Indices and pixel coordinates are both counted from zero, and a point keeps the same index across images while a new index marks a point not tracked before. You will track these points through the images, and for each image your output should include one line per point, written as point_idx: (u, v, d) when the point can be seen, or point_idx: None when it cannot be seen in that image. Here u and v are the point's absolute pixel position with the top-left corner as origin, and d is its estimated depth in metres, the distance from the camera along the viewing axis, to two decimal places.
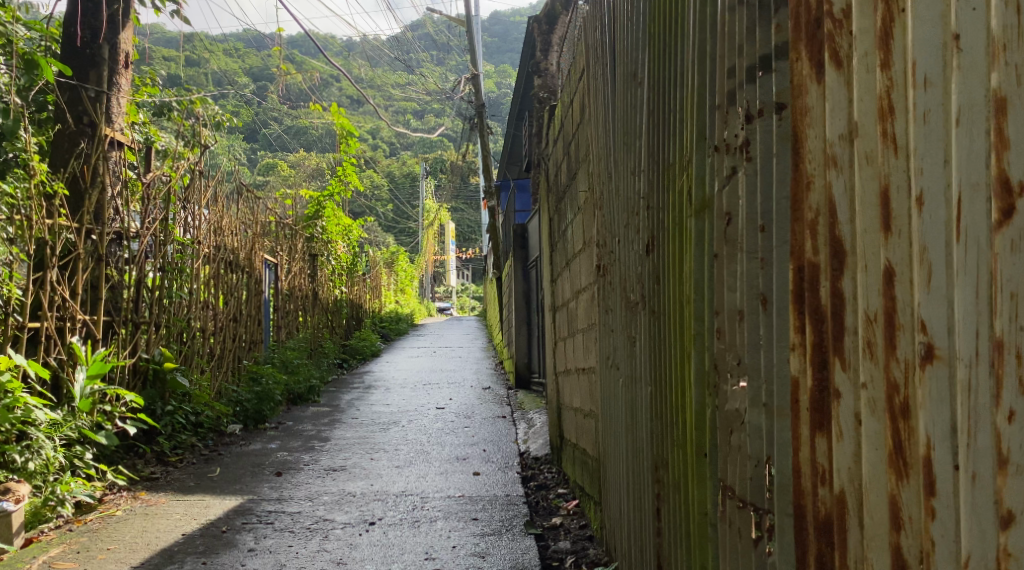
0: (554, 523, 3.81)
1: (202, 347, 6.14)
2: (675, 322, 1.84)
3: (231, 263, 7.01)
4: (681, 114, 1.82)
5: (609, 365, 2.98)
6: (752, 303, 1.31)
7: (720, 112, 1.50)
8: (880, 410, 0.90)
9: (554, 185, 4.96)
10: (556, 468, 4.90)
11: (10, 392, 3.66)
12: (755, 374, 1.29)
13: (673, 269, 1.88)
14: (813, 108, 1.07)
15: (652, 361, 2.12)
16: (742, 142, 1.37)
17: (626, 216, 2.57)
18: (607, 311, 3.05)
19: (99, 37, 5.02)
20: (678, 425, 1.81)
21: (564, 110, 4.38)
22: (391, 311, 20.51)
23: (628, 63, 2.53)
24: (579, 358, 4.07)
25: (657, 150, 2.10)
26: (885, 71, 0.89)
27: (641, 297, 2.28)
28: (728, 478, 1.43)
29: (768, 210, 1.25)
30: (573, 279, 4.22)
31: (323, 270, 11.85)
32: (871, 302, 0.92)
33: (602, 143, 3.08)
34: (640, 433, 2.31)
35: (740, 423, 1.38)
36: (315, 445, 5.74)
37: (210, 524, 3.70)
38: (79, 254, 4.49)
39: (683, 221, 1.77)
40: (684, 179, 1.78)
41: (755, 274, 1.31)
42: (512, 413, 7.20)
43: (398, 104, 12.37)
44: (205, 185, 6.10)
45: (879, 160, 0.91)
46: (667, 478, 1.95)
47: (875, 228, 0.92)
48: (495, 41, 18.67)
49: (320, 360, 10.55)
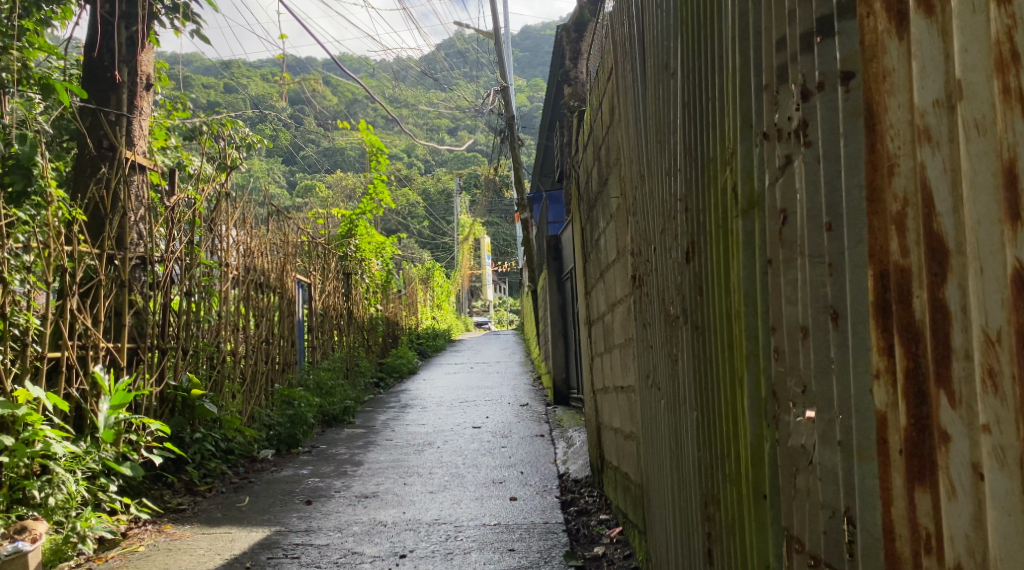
0: (596, 553, 3.55)
1: (234, 372, 6.04)
2: (722, 339, 1.61)
3: (261, 285, 6.91)
4: (722, 102, 1.59)
5: (649, 384, 2.74)
6: (818, 318, 1.07)
7: (768, 93, 1.27)
8: (1012, 463, 0.67)
9: (586, 194, 4.74)
10: (597, 491, 4.63)
11: (29, 425, 3.58)
12: (827, 406, 1.05)
13: (717, 279, 1.65)
14: (893, 71, 0.85)
15: (698, 381, 1.88)
16: (798, 125, 1.14)
17: (662, 221, 2.34)
18: (646, 325, 2.79)
19: (118, 59, 4.97)
20: (730, 457, 1.58)
21: (593, 114, 4.16)
22: (428, 327, 20.34)
23: (658, 54, 2.31)
24: (616, 375, 3.84)
25: (694, 145, 1.88)
26: (1004, 8, 0.67)
27: (681, 310, 2.05)
28: (794, 526, 1.19)
29: (835, 204, 1.01)
30: (608, 291, 4.00)
31: (357, 288, 11.76)
32: (991, 317, 0.69)
33: (634, 144, 2.85)
34: (686, 462, 2.07)
35: (808, 461, 1.14)
36: (348, 470, 5.58)
37: (234, 559, 3.55)
38: (101, 281, 4.41)
39: (728, 224, 1.55)
40: (727, 175, 1.55)
41: (821, 283, 1.07)
42: (551, 430, 6.96)
43: (432, 120, 12.29)
44: (233, 207, 6.00)
45: (997, 127, 0.69)
46: (719, 516, 1.71)
47: (994, 217, 0.69)
48: (526, 55, 18.54)
49: (355, 380, 10.47)
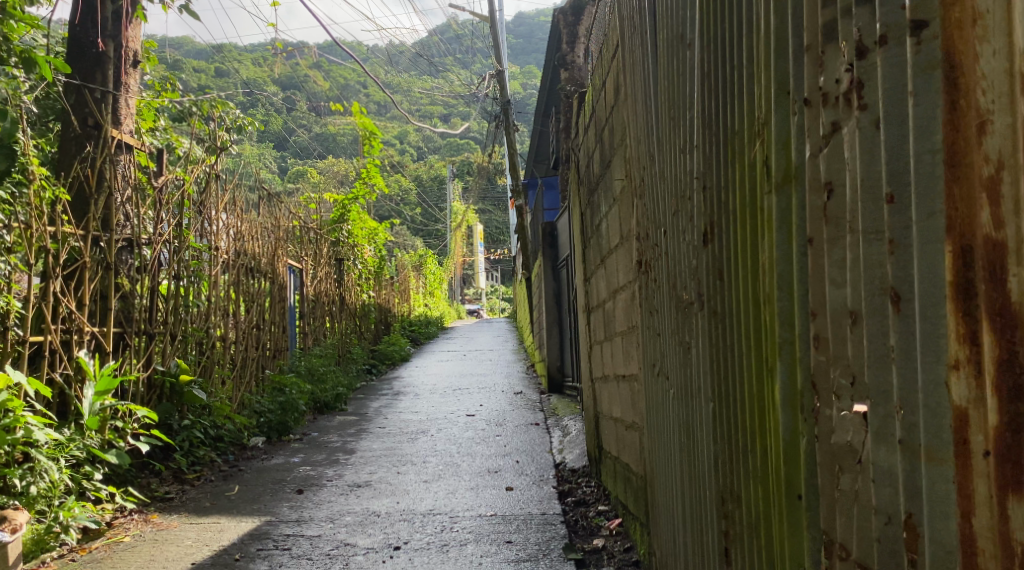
0: (596, 546, 3.45)
1: (223, 357, 5.91)
2: (750, 327, 1.50)
3: (252, 270, 6.76)
4: (751, 68, 1.47)
5: (656, 374, 2.64)
6: (873, 302, 0.96)
7: (810, 55, 1.15)
8: None
9: (586, 177, 4.61)
10: (594, 482, 4.54)
11: (11, 410, 3.45)
12: (884, 400, 0.94)
13: (742, 263, 1.54)
14: (988, 14, 0.77)
15: (715, 371, 1.77)
16: (850, 85, 1.02)
17: (674, 203, 2.22)
18: (653, 313, 2.68)
19: (104, 34, 4.81)
20: (756, 452, 1.47)
21: (596, 95, 4.02)
22: (421, 314, 20.22)
23: (672, 25, 2.18)
24: (617, 364, 3.74)
25: (714, 119, 1.76)
26: None
27: (697, 296, 1.93)
28: (836, 531, 1.08)
29: (898, 172, 0.90)
30: (609, 277, 3.89)
31: (349, 274, 11.62)
32: None
33: (642, 124, 2.73)
34: (699, 456, 1.97)
35: (855, 461, 1.03)
36: (340, 458, 5.47)
37: (222, 551, 3.44)
38: (86, 263, 4.26)
39: (758, 201, 1.43)
40: (757, 149, 1.44)
41: (878, 263, 0.95)
42: (546, 419, 6.87)
43: (426, 105, 12.11)
44: (223, 189, 5.86)
45: None
46: (740, 515, 1.60)
47: None
48: (519, 43, 18.27)
49: (347, 367, 10.35)
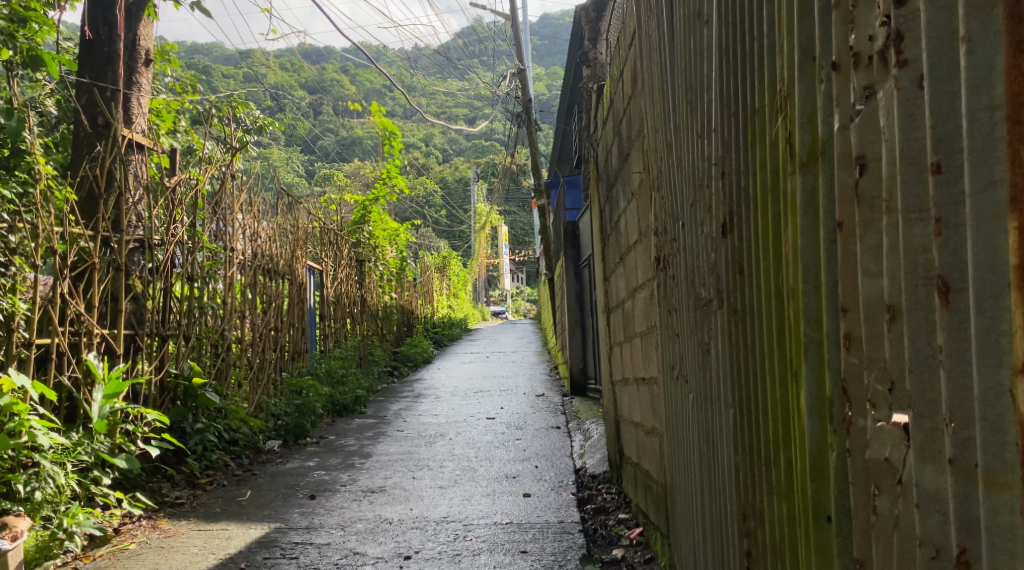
0: (615, 557, 3.28)
1: (239, 359, 5.83)
2: (773, 328, 1.34)
3: (270, 271, 6.68)
4: (773, 38, 1.32)
5: (675, 377, 2.48)
6: (915, 293, 0.81)
7: (838, 11, 0.99)
8: None
9: (606, 173, 4.43)
10: (615, 489, 4.37)
11: (16, 415, 3.37)
12: (929, 411, 0.79)
13: (763, 255, 1.39)
14: None
15: (735, 373, 1.62)
16: (886, 37, 0.87)
17: (692, 193, 2.07)
18: (671, 312, 2.52)
19: (115, 32, 4.76)
20: (779, 464, 1.32)
21: (614, 87, 3.87)
22: (444, 315, 20.11)
23: (690, 3, 2.02)
24: (637, 365, 3.58)
25: (732, 99, 1.61)
26: None
27: (716, 291, 1.78)
28: (872, 560, 0.94)
29: (948, 136, 0.74)
30: (629, 277, 3.72)
31: (371, 276, 11.52)
32: None
33: (660, 111, 2.56)
34: (719, 466, 1.81)
35: (894, 481, 0.88)
36: (355, 462, 5.36)
37: (228, 560, 3.34)
38: (94, 264, 4.16)
39: (780, 184, 1.28)
40: (779, 126, 1.28)
41: (922, 247, 0.80)
42: (568, 422, 6.71)
43: (450, 106, 11.99)
44: (240, 189, 5.74)
45: None
46: (763, 533, 1.45)
47: None
48: (544, 43, 18.09)
49: (368, 370, 10.26)
